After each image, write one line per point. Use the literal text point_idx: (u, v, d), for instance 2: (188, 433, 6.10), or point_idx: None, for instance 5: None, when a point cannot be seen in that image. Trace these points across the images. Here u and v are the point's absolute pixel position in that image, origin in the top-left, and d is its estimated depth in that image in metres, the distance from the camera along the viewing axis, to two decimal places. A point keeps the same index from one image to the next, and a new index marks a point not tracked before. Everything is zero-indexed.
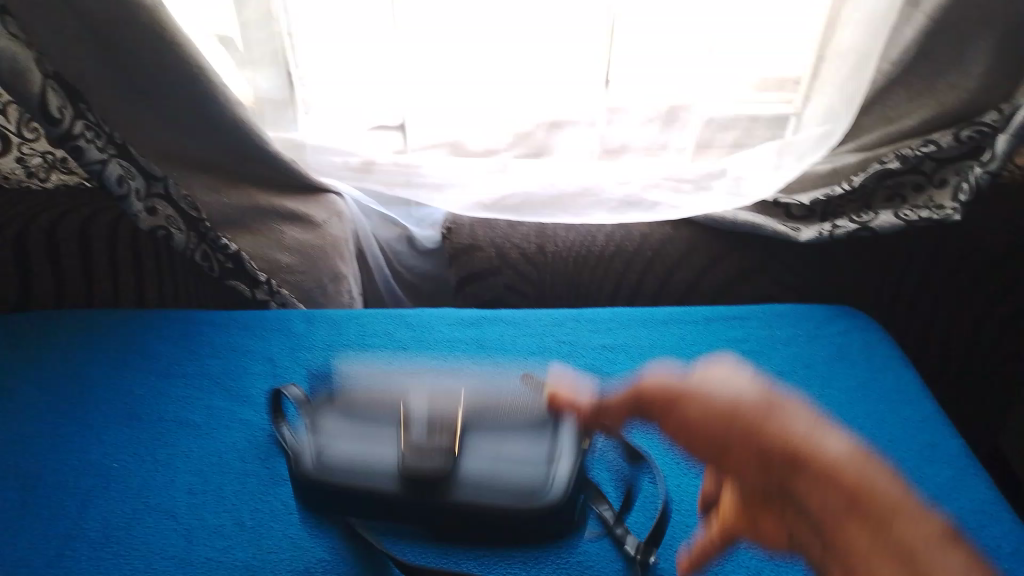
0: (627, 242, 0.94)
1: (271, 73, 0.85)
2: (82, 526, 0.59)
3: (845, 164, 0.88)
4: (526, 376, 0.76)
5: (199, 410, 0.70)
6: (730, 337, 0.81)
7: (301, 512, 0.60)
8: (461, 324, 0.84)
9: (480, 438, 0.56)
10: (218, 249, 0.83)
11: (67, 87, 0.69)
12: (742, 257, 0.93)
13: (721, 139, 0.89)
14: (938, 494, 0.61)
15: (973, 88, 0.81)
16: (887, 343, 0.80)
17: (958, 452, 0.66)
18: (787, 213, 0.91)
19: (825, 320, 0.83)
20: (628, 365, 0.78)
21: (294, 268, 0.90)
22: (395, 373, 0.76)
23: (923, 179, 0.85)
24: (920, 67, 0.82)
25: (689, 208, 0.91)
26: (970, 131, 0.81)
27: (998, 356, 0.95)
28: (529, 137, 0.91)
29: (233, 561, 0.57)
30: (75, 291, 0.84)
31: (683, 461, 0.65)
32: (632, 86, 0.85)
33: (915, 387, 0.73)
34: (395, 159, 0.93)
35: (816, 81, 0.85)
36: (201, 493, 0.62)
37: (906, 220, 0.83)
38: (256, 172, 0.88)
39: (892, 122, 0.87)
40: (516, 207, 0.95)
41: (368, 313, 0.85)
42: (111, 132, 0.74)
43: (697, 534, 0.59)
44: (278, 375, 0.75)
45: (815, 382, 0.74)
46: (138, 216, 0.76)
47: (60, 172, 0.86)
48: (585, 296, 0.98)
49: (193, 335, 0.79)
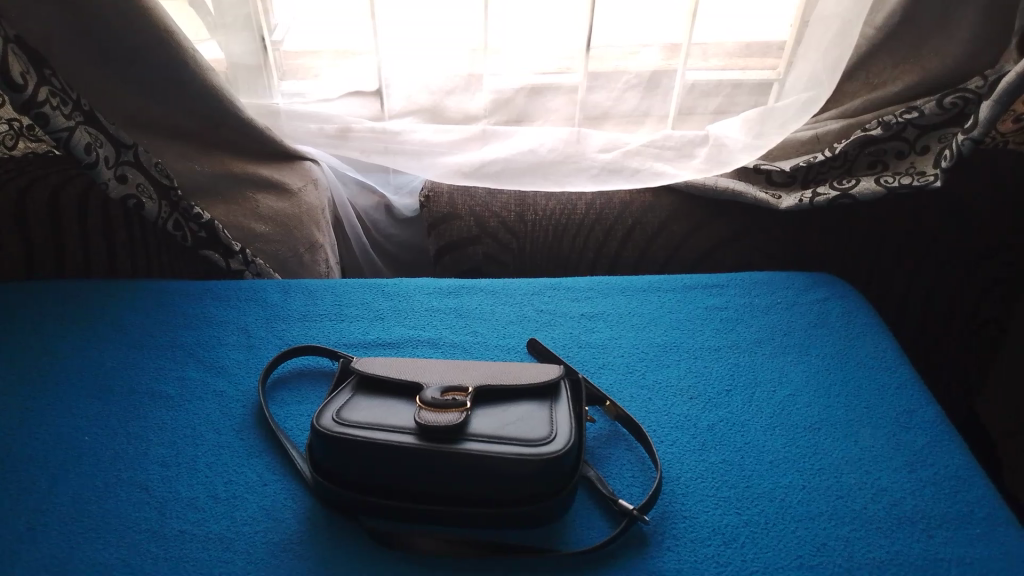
0: (607, 211, 0.94)
1: (243, 38, 0.83)
2: (54, 499, 0.57)
3: (827, 131, 0.89)
4: (505, 345, 0.75)
5: (172, 381, 0.69)
6: (710, 305, 0.80)
7: (275, 483, 0.60)
8: (440, 293, 0.83)
9: (485, 417, 0.56)
10: (190, 218, 0.81)
11: (27, 52, 0.68)
12: (723, 225, 0.93)
13: (703, 106, 0.88)
14: (913, 461, 0.61)
15: (957, 54, 0.80)
16: (867, 310, 0.80)
17: (934, 419, 0.66)
18: (768, 179, 0.91)
19: (803, 289, 0.83)
20: (607, 333, 0.77)
21: (269, 237, 0.89)
22: (372, 342, 0.75)
23: (904, 146, 0.84)
24: (905, 33, 0.82)
25: (673, 175, 0.89)
26: (953, 98, 0.80)
27: (973, 326, 0.95)
28: (510, 102, 0.89)
29: (207, 533, 0.55)
30: (47, 262, 0.83)
31: (660, 429, 0.65)
32: (613, 51, 0.83)
33: (893, 355, 0.73)
34: (372, 125, 0.91)
35: (799, 48, 0.83)
36: (174, 465, 0.61)
37: (887, 186, 0.83)
38: (227, 139, 0.87)
39: (876, 88, 0.87)
40: (495, 175, 0.92)
41: (346, 283, 0.84)
42: (77, 99, 0.72)
43: (674, 503, 0.58)
44: (252, 346, 0.74)
45: (793, 349, 0.74)
46: (107, 184, 0.75)
47: (27, 140, 0.86)
48: (564, 265, 0.97)
49: (168, 306, 0.79)
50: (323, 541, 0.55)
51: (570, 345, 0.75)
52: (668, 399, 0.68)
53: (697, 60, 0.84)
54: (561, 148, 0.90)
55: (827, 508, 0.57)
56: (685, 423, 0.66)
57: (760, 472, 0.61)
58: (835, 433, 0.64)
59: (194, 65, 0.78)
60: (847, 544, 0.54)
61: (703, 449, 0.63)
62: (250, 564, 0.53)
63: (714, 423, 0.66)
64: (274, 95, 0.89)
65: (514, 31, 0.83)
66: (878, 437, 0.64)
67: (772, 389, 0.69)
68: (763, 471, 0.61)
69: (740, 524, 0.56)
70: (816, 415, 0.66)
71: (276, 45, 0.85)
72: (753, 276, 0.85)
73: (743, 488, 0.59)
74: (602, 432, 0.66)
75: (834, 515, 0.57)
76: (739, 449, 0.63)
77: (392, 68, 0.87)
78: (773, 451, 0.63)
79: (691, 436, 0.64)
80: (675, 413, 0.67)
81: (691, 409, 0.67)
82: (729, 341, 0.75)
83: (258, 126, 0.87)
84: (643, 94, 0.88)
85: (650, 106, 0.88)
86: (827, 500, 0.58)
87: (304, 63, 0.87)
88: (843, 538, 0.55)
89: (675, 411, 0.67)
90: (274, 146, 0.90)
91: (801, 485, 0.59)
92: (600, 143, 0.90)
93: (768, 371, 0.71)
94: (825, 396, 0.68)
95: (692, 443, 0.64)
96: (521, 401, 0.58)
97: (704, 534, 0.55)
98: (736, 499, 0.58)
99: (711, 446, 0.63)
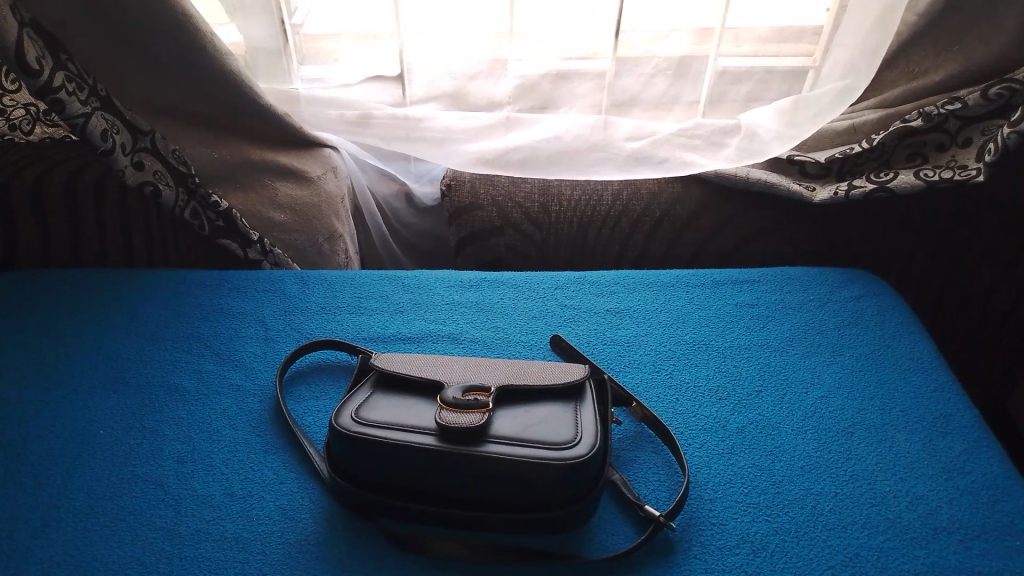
0: (634, 202, 0.91)
1: (261, 21, 0.82)
2: (68, 496, 0.56)
3: (864, 121, 0.86)
4: (528, 342, 0.73)
5: (188, 374, 0.68)
6: (740, 302, 0.78)
7: (292, 482, 0.58)
8: (460, 286, 0.81)
9: (507, 418, 0.54)
10: (208, 206, 0.80)
11: (44, 36, 0.66)
12: (753, 219, 0.90)
13: (735, 92, 0.85)
14: (950, 468, 0.59)
15: (1005, 42, 0.77)
16: (902, 308, 0.77)
17: (972, 423, 0.63)
18: (801, 170, 0.89)
19: (836, 286, 0.80)
20: (632, 329, 0.75)
21: (288, 227, 0.88)
22: (392, 337, 0.73)
23: (946, 138, 0.81)
24: (949, 20, 0.79)
25: (703, 165, 0.87)
26: (998, 88, 0.77)
27: (1010, 322, 0.92)
28: (535, 89, 0.87)
29: (222, 532, 0.54)
30: (64, 249, 0.83)
31: (688, 431, 0.63)
32: (641, 36, 0.81)
33: (930, 356, 0.70)
34: (393, 111, 0.89)
35: (836, 33, 0.80)
36: (190, 461, 0.59)
37: (926, 180, 0.80)
38: (242, 125, 0.86)
39: (916, 77, 0.84)
40: (519, 163, 0.90)
41: (365, 275, 0.83)
42: (94, 84, 0.71)
43: (702, 509, 0.56)
44: (270, 339, 0.73)
45: (826, 349, 0.72)
46: (124, 171, 0.74)
47: (44, 125, 0.89)
48: (588, 257, 0.95)
49: (185, 296, 0.78)
50: (340, 543, 0.53)
51: (594, 342, 0.73)
52: (696, 400, 0.66)
53: (728, 45, 0.81)
54: (586, 139, 0.88)
55: (861, 517, 0.55)
56: (713, 426, 0.63)
57: (791, 478, 0.58)
58: (868, 437, 0.62)
59: (212, 50, 0.76)
60: (881, 555, 0.52)
61: (732, 453, 0.61)
62: (266, 566, 0.52)
63: (744, 425, 0.63)
64: (294, 80, 0.88)
65: (540, 14, 0.80)
66: (914, 443, 0.61)
67: (803, 390, 0.67)
68: (795, 477, 0.59)
69: (770, 533, 0.54)
70: (849, 418, 0.64)
71: (295, 29, 0.84)
72: (784, 272, 0.83)
73: (773, 495, 0.57)
74: (627, 433, 0.64)
75: (868, 523, 0.54)
76: (770, 453, 0.61)
77: (414, 52, 0.84)
78: (805, 455, 0.60)
79: (720, 439, 0.62)
80: (702, 415, 0.65)
81: (720, 411, 0.65)
82: (759, 340, 0.73)
83: (277, 113, 0.85)
84: (672, 79, 0.85)
85: (679, 92, 0.86)
86: (861, 508, 0.56)
87: (324, 47, 0.85)
88: (877, 548, 0.53)
89: (703, 412, 0.65)
90: (292, 133, 0.89)
91: (833, 492, 0.57)
92: (628, 131, 0.88)
93: (800, 372, 0.69)
94: (858, 398, 0.66)
95: (720, 446, 0.61)
96: (546, 402, 0.56)
97: (733, 542, 0.53)
98: (766, 505, 0.56)
99: (741, 449, 0.61)
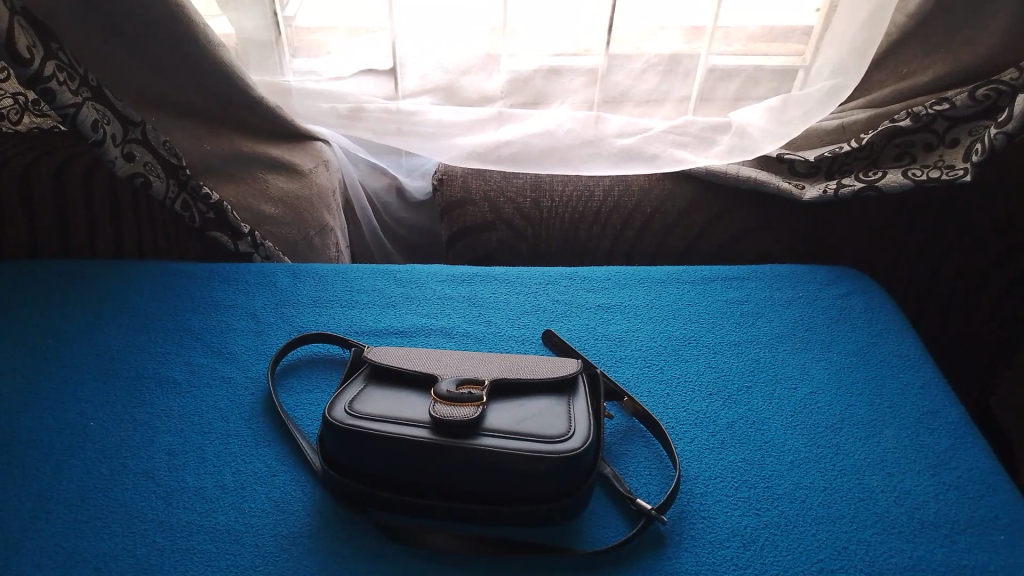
0: (625, 198, 0.92)
1: (253, 13, 0.82)
2: (58, 488, 0.56)
3: (853, 121, 0.87)
4: (519, 337, 0.73)
5: (178, 367, 0.68)
6: (730, 298, 0.79)
7: (284, 475, 0.58)
8: (452, 281, 0.82)
9: (501, 412, 0.54)
10: (199, 198, 0.79)
11: (35, 24, 0.66)
12: (743, 216, 0.90)
13: (725, 89, 0.85)
14: (936, 464, 0.60)
15: (992, 43, 0.78)
16: (889, 306, 0.78)
17: (958, 419, 0.64)
18: (790, 168, 0.89)
19: (824, 283, 0.81)
20: (623, 325, 0.75)
21: (277, 220, 0.88)
22: (384, 331, 0.73)
23: (933, 138, 0.82)
24: (938, 21, 0.79)
25: (693, 163, 0.87)
26: (985, 90, 0.78)
27: (996, 320, 0.93)
28: (528, 84, 0.87)
29: (215, 525, 0.54)
30: (50, 241, 0.82)
31: (678, 426, 0.63)
32: (634, 34, 0.81)
33: (917, 353, 0.71)
34: (386, 105, 0.89)
35: (826, 33, 0.81)
36: (182, 454, 0.59)
37: (914, 179, 0.81)
38: (234, 118, 0.85)
39: (905, 77, 0.85)
40: (511, 157, 0.90)
41: (357, 269, 0.83)
42: (85, 74, 0.70)
43: (693, 502, 0.57)
44: (261, 332, 0.73)
45: (814, 345, 0.72)
46: (114, 162, 0.73)
47: (32, 116, 0.87)
48: (579, 253, 0.95)
49: (175, 289, 0.77)
50: (333, 536, 0.53)
51: (585, 338, 0.73)
52: (687, 395, 0.67)
53: (720, 43, 0.82)
54: (578, 135, 0.89)
55: (849, 511, 0.56)
56: (703, 420, 0.64)
57: (780, 473, 0.59)
58: (856, 433, 0.63)
59: (205, 41, 0.76)
60: (868, 548, 0.53)
61: (723, 448, 0.61)
62: (258, 558, 0.52)
63: (734, 421, 0.64)
64: (286, 73, 0.87)
65: (533, 10, 0.81)
66: (901, 438, 0.62)
67: (792, 386, 0.68)
68: (784, 472, 0.59)
69: (760, 527, 0.54)
70: (838, 414, 0.65)
71: (288, 21, 0.83)
72: (773, 269, 0.84)
73: (763, 489, 0.58)
74: (619, 427, 0.65)
75: (856, 517, 0.55)
76: (760, 447, 0.61)
77: (407, 47, 0.84)
78: (794, 451, 0.61)
79: (710, 434, 0.63)
80: (693, 410, 0.65)
81: (710, 406, 0.65)
82: (749, 336, 0.73)
83: (269, 105, 0.85)
84: (663, 75, 0.84)
85: (671, 87, 0.85)
86: (848, 502, 0.56)
87: (317, 40, 0.84)
88: (865, 542, 0.53)
89: (693, 407, 0.65)
90: (283, 125, 0.88)
91: (822, 487, 0.58)
92: (619, 128, 0.88)
93: (788, 368, 0.70)
94: (846, 394, 0.67)
95: (711, 441, 0.62)
96: (540, 396, 0.56)
97: (724, 535, 0.54)
98: (755, 500, 0.57)
99: (731, 444, 0.62)
